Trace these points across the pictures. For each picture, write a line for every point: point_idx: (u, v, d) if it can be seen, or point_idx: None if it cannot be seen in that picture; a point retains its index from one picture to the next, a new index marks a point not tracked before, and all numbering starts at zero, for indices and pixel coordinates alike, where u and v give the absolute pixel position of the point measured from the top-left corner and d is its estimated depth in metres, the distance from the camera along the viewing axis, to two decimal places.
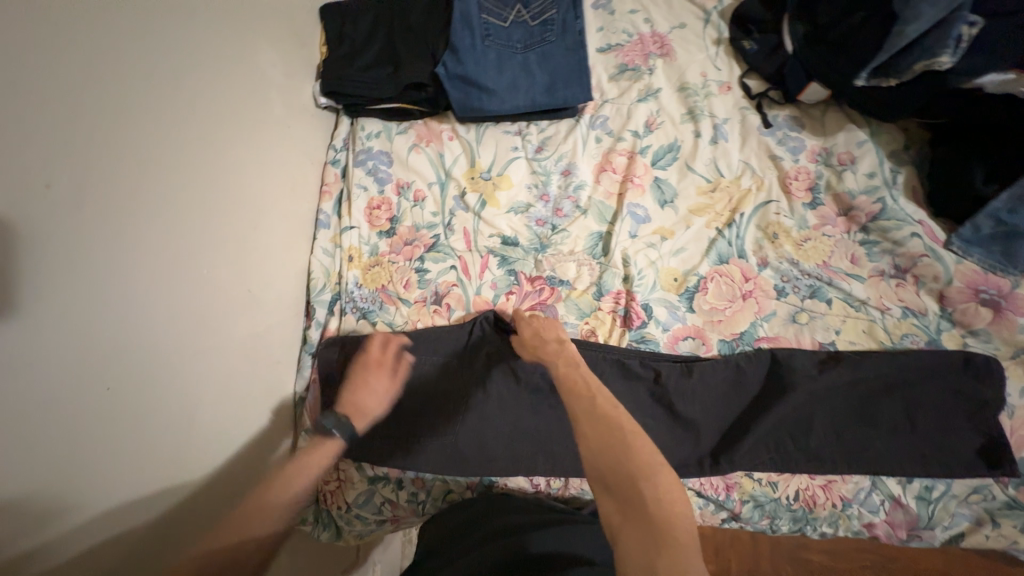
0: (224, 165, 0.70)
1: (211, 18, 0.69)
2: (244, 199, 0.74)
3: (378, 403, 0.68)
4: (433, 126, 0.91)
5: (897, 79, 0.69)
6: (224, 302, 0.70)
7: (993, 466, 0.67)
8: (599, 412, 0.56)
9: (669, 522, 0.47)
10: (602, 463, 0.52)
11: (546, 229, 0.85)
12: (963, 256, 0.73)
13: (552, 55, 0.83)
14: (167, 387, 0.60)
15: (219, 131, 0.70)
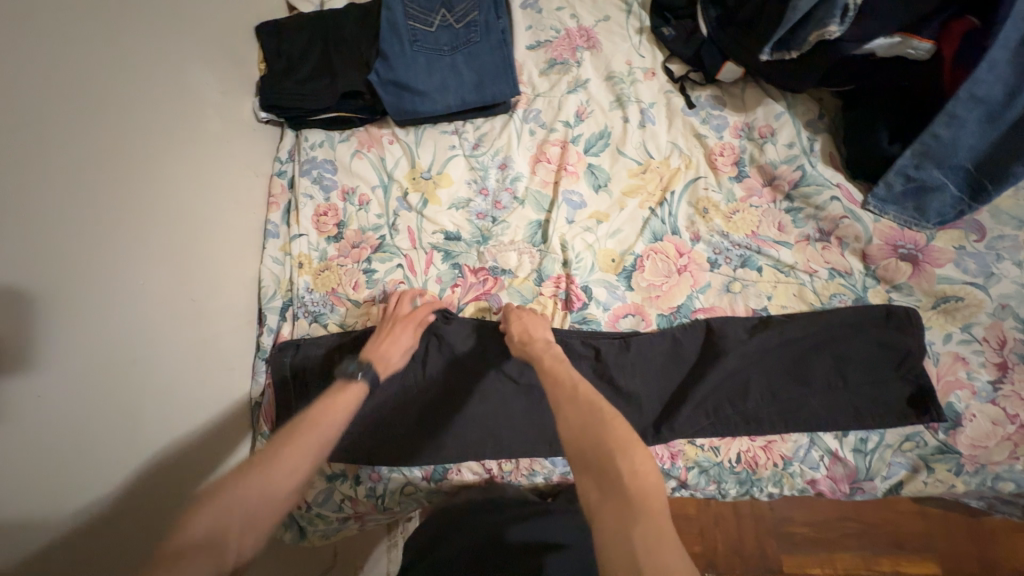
0: (162, 181, 0.73)
1: (140, 42, 0.71)
2: (185, 213, 0.76)
3: (397, 352, 0.73)
4: (374, 132, 0.94)
5: (796, 51, 0.72)
6: (171, 312, 0.72)
7: (922, 413, 0.69)
8: (574, 397, 0.58)
9: (643, 493, 0.48)
10: (580, 445, 0.53)
11: (487, 222, 0.88)
12: (880, 214, 0.76)
13: (478, 54, 0.86)
14: (109, 398, 0.61)
15: (156, 147, 0.72)
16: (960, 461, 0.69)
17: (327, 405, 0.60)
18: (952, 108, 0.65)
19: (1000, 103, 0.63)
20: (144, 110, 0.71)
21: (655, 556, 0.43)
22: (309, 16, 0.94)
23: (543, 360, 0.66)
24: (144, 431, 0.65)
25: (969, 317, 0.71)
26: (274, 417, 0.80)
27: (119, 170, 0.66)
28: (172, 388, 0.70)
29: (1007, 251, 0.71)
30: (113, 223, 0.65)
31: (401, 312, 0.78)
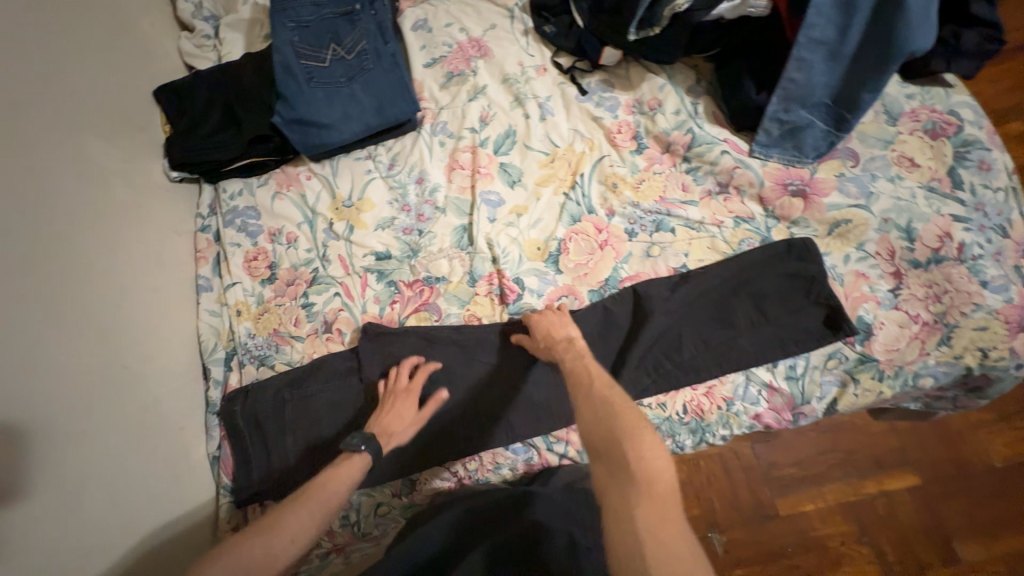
0: (71, 254, 0.72)
1: (28, 123, 0.71)
2: (105, 285, 0.76)
3: (402, 428, 0.72)
4: (290, 171, 0.96)
5: (657, 26, 0.79)
6: (100, 382, 0.71)
7: (837, 330, 0.73)
8: (592, 392, 0.61)
9: (649, 477, 0.51)
10: (591, 434, 0.57)
11: (414, 236, 0.90)
12: (766, 159, 0.82)
13: (374, 79, 0.89)
14: (40, 476, 0.60)
15: (60, 222, 0.72)
16: (880, 368, 0.74)
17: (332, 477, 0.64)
18: (796, 53, 0.72)
19: (836, 41, 0.70)
20: (42, 189, 0.71)
21: (655, 533, 0.47)
22: (206, 72, 0.96)
23: (566, 357, 0.68)
24: (84, 508, 0.64)
25: (861, 235, 0.77)
26: (234, 468, 0.80)
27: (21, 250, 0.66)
28: (110, 460, 0.69)
29: (879, 171, 0.78)
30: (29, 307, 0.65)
31: (400, 385, 0.76)
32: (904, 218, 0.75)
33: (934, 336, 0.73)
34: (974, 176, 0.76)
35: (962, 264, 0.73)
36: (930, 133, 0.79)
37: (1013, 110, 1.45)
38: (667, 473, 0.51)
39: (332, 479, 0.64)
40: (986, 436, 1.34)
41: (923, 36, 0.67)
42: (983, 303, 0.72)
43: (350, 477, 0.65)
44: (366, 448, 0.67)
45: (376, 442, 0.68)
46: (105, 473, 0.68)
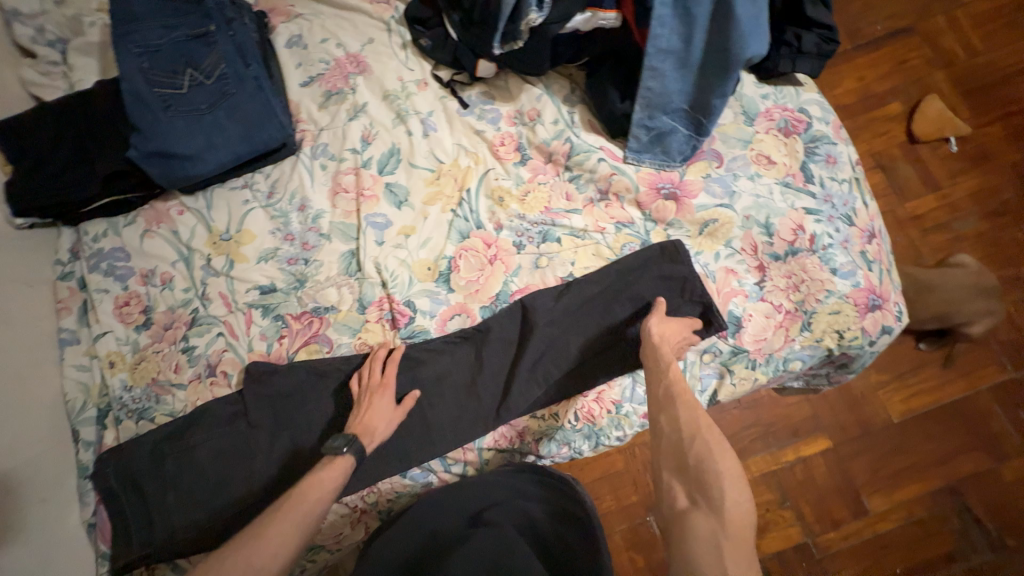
0: None
1: None
2: None
3: (382, 424, 0.72)
4: (160, 206, 0.90)
5: (518, 40, 0.78)
6: None
7: (710, 326, 0.77)
8: (681, 416, 0.61)
9: (739, 522, 0.51)
10: (680, 455, 0.58)
11: (300, 265, 0.87)
12: (639, 164, 0.84)
13: (239, 104, 0.85)
14: None
15: None
16: (751, 357, 0.79)
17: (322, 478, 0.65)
18: (648, 62, 0.74)
19: (682, 49, 0.73)
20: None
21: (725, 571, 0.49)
22: (52, 103, 0.88)
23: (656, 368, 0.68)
24: None
25: (727, 233, 0.81)
26: (111, 534, 0.75)
27: None
28: None
29: (741, 170, 0.82)
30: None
31: (376, 379, 0.75)
32: (763, 214, 0.80)
33: (796, 323, 0.78)
34: (822, 170, 0.81)
35: (814, 254, 0.78)
36: (783, 131, 0.83)
37: (890, 94, 1.58)
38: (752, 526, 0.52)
39: (312, 487, 0.65)
40: (889, 395, 1.44)
41: (756, 44, 0.71)
42: (834, 289, 0.77)
43: (332, 483, 0.66)
44: (350, 450, 0.67)
45: (359, 443, 0.69)
46: None
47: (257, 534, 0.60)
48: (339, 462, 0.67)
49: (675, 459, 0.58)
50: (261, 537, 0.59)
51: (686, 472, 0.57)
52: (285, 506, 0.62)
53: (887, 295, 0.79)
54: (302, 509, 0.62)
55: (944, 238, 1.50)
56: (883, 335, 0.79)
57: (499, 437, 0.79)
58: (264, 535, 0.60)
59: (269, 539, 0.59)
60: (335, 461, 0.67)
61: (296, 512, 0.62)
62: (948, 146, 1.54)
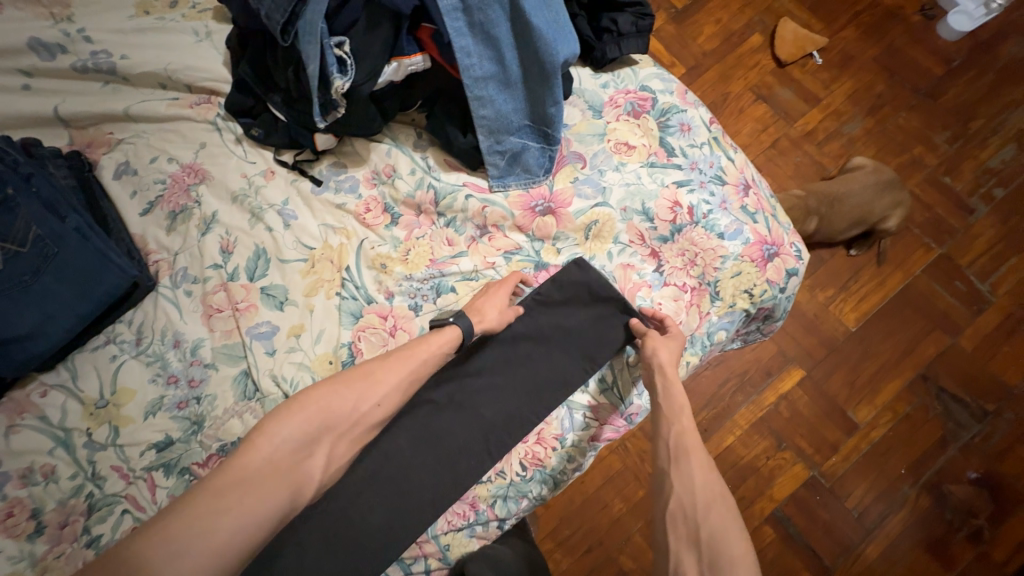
0: None
1: None
2: None
3: (495, 314, 0.74)
4: (20, 395, 0.81)
5: (337, 108, 0.74)
6: None
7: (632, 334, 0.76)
8: (701, 478, 0.64)
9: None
10: (694, 528, 0.61)
11: (192, 406, 0.80)
12: (507, 189, 0.81)
13: (68, 262, 0.78)
14: None
15: None
16: None
17: (424, 347, 0.71)
18: (473, 93, 0.72)
19: (500, 71, 0.72)
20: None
21: None
22: None
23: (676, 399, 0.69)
24: None
25: (612, 230, 0.79)
26: None
27: None
28: None
29: (605, 164, 0.80)
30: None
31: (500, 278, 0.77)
32: (638, 202, 0.78)
33: (704, 298, 0.77)
34: (680, 140, 0.81)
35: (698, 225, 0.77)
36: (632, 114, 0.82)
37: (748, 27, 1.62)
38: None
39: (422, 344, 0.71)
40: (845, 305, 1.45)
41: (567, 45, 0.70)
42: (728, 253, 0.76)
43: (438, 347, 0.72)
44: (460, 320, 0.72)
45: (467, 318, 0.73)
46: None
47: (366, 377, 0.67)
48: (451, 330, 0.72)
49: (685, 527, 0.61)
50: (374, 377, 0.68)
51: (700, 548, 0.60)
52: (394, 358, 0.70)
53: (780, 240, 0.79)
54: (414, 364, 0.70)
55: (838, 145, 1.55)
56: (790, 279, 0.79)
57: (451, 517, 0.74)
58: (377, 375, 0.68)
59: (376, 386, 0.68)
60: (445, 330, 0.72)
61: (408, 363, 0.69)
62: (814, 60, 1.60)
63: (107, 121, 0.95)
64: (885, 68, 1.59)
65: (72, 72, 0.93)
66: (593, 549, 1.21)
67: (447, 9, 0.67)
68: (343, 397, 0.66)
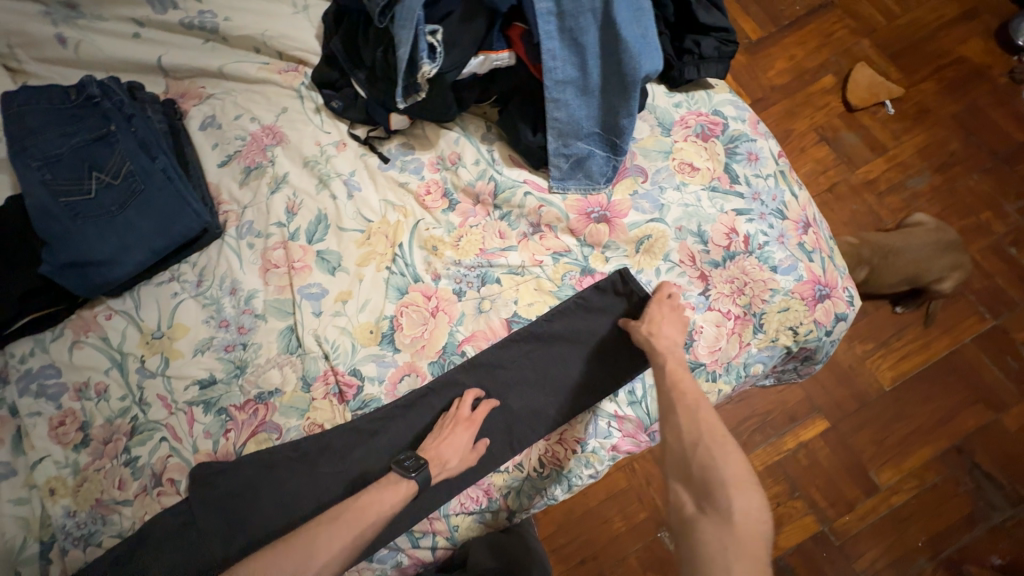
0: None
1: None
2: None
3: (454, 459, 0.72)
4: (86, 314, 0.87)
5: (420, 92, 0.77)
6: None
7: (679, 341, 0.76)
8: (693, 416, 0.64)
9: (749, 531, 0.55)
10: (685, 467, 0.62)
11: (238, 351, 0.84)
12: (565, 192, 0.83)
13: (150, 200, 0.84)
14: None
15: None
16: (710, 369, 0.76)
17: (381, 494, 0.69)
18: (550, 95, 0.74)
19: (580, 78, 0.73)
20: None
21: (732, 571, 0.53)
22: None
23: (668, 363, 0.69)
24: None
25: (664, 247, 0.79)
26: None
27: None
28: None
29: (666, 181, 0.81)
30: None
31: (463, 415, 0.75)
32: (694, 223, 0.79)
33: (748, 327, 0.76)
34: (746, 168, 0.81)
35: (752, 255, 0.76)
36: (701, 136, 0.83)
37: (822, 67, 1.60)
38: (762, 534, 0.55)
39: (370, 507, 0.68)
40: (883, 361, 1.41)
41: (651, 61, 0.71)
42: (778, 287, 0.75)
43: (390, 503, 0.68)
44: (415, 475, 0.69)
45: (426, 470, 0.70)
46: None
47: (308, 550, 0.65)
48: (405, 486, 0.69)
49: (681, 466, 0.62)
50: (317, 542, 0.65)
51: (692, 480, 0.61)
52: (329, 517, 0.68)
53: (833, 282, 0.78)
54: (361, 523, 0.67)
55: (900, 198, 1.50)
56: (838, 323, 0.78)
57: (464, 500, 0.75)
58: (322, 538, 0.66)
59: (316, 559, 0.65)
60: (402, 483, 0.70)
61: (349, 531, 0.66)
62: (886, 109, 1.56)
63: (202, 76, 1.02)
64: (962, 126, 1.53)
65: (179, 27, 1.01)
66: (587, 562, 1.20)
67: (542, 12, 0.70)
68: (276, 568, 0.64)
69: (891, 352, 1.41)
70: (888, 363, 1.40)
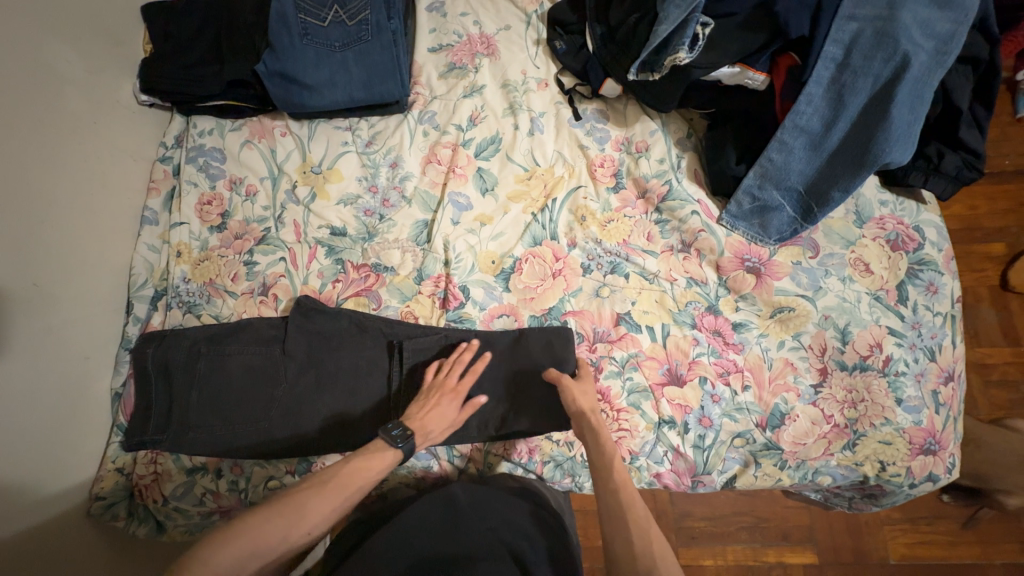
0: (49, 161, 0.75)
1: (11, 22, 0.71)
2: (58, 198, 0.76)
3: (435, 431, 0.70)
4: (266, 123, 0.94)
5: (657, 73, 0.77)
6: (28, 291, 0.70)
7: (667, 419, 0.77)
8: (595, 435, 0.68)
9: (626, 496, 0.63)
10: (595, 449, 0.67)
11: (374, 219, 0.89)
12: (732, 229, 0.82)
13: (369, 53, 0.88)
14: None
15: (38, 134, 0.73)
16: (783, 457, 0.75)
17: (366, 462, 0.65)
18: (780, 135, 0.74)
19: (819, 133, 0.73)
20: None
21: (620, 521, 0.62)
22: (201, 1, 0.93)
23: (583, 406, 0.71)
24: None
25: (799, 326, 0.78)
26: (133, 407, 0.79)
27: None
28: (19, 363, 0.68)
29: (834, 268, 0.79)
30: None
31: (449, 384, 0.73)
32: (843, 319, 0.77)
33: (841, 439, 0.74)
34: (920, 296, 0.77)
35: (883, 376, 0.75)
36: (891, 243, 0.79)
37: None
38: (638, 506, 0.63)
39: (360, 471, 0.65)
40: (905, 543, 1.20)
41: (899, 150, 0.68)
42: (892, 419, 0.73)
43: (375, 474, 0.65)
44: (400, 446, 0.66)
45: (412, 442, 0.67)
46: (18, 378, 0.68)
47: (347, 484, 0.63)
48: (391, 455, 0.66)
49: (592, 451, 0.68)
50: (308, 505, 0.61)
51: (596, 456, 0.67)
52: (320, 480, 0.63)
53: (946, 443, 0.74)
54: (350, 490, 0.63)
55: None
56: (927, 483, 0.75)
57: (509, 446, 0.79)
58: (311, 504, 0.61)
59: (311, 515, 0.61)
60: (380, 454, 0.66)
61: (342, 491, 0.63)
62: None
63: None
64: None
65: None
66: None
67: (826, 55, 0.69)
68: (321, 504, 0.61)
69: (916, 538, 1.21)
70: (912, 547, 1.20)
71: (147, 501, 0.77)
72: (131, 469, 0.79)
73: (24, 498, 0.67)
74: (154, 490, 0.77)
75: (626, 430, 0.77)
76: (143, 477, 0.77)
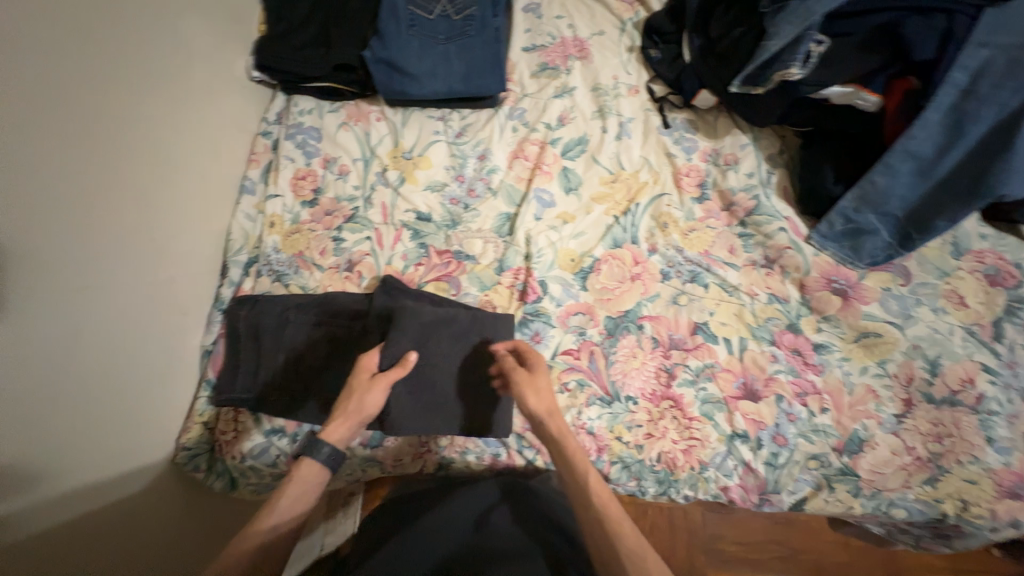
0: (172, 126, 0.80)
1: None
2: (176, 160, 0.81)
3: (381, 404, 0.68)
4: (363, 107, 0.98)
5: (760, 88, 0.78)
6: (145, 244, 0.75)
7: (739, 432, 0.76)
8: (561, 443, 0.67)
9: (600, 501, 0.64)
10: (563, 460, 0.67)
11: (458, 208, 0.91)
12: (821, 249, 0.82)
13: (471, 48, 0.92)
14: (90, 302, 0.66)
15: (166, 99, 0.79)
16: (859, 484, 0.74)
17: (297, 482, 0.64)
18: (886, 159, 0.73)
19: (929, 160, 0.72)
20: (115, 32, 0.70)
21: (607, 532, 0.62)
22: None
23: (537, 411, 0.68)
24: (111, 344, 0.69)
25: (885, 353, 0.76)
26: (222, 364, 0.83)
27: (129, 105, 0.72)
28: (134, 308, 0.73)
29: (926, 298, 0.78)
30: (80, 131, 0.64)
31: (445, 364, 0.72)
32: (934, 351, 0.75)
33: (921, 473, 0.73)
34: (1019, 335, 0.75)
35: (974, 414, 0.72)
36: (989, 278, 0.78)
37: None
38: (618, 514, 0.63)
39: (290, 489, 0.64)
40: None
41: (1016, 183, 0.67)
42: (981, 458, 0.71)
43: (311, 486, 0.65)
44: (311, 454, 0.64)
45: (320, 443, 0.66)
46: (131, 323, 0.73)
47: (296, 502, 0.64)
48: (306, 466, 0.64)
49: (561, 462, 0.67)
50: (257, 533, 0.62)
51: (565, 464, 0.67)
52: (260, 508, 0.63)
53: None
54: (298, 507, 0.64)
55: None
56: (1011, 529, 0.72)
57: None
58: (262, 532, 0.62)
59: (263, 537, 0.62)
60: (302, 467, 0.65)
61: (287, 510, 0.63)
62: None
63: None
64: None
65: None
66: None
67: (949, 82, 0.68)
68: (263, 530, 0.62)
69: None
70: None
71: (225, 456, 0.81)
72: (214, 424, 0.82)
73: (126, 436, 0.71)
74: (234, 447, 0.80)
75: (697, 440, 0.76)
76: (225, 433, 0.80)
